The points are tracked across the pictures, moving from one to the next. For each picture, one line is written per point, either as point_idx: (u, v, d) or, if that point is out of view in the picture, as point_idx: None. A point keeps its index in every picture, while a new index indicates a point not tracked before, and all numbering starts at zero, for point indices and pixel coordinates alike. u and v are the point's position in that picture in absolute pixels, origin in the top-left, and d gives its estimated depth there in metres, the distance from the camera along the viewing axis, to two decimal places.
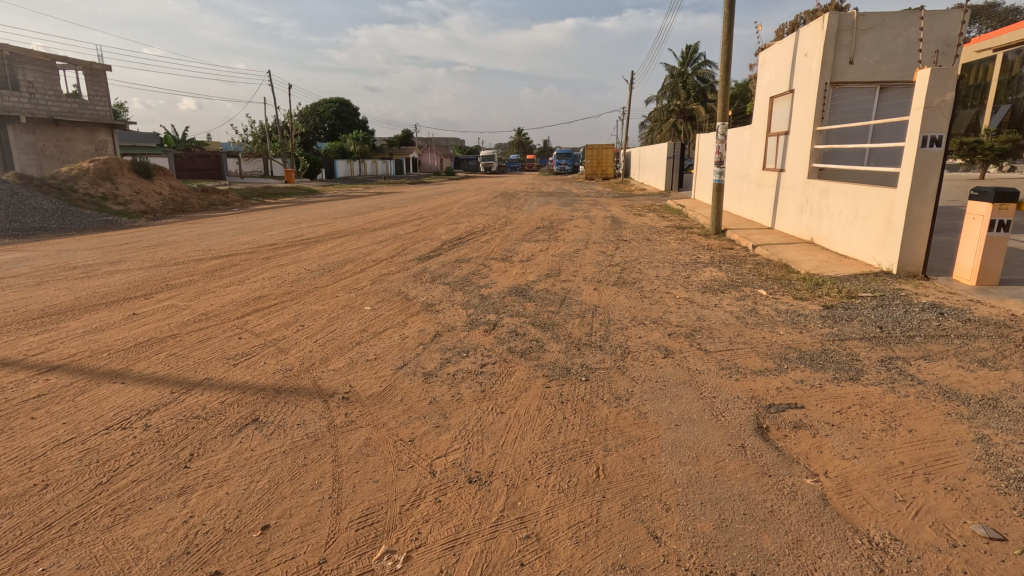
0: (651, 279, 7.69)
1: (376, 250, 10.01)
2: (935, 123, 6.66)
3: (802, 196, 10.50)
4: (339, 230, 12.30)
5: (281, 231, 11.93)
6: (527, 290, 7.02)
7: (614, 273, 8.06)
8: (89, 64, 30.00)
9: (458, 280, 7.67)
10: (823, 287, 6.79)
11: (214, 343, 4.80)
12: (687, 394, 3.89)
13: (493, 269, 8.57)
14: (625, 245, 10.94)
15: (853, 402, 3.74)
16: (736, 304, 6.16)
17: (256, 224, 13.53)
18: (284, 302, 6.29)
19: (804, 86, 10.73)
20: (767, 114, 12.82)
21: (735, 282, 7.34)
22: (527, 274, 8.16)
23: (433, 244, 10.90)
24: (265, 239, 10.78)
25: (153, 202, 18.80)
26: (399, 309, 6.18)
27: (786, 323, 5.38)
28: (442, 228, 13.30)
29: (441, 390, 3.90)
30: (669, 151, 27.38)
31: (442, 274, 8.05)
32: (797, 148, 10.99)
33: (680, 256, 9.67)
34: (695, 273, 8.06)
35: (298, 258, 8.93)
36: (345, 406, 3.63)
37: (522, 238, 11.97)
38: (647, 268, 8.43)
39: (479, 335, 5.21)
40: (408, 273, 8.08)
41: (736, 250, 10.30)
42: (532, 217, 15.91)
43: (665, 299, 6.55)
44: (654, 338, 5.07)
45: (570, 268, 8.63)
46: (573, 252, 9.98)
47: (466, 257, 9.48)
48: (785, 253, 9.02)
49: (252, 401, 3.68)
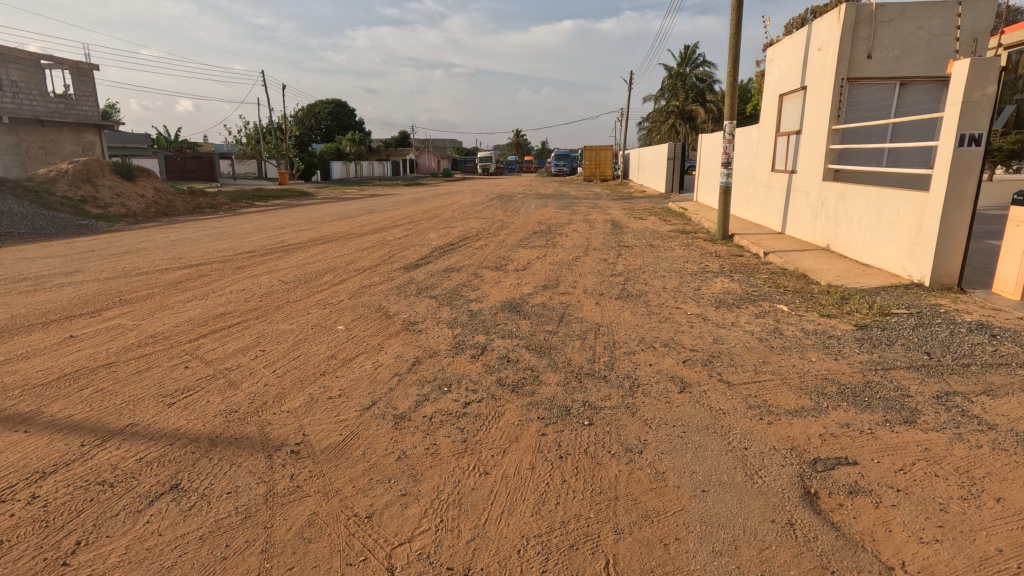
0: (659, 291, 7.01)
1: (360, 258, 9.32)
2: (975, 120, 6.00)
3: (816, 199, 9.86)
4: (324, 235, 11.61)
5: (261, 237, 11.22)
6: (522, 305, 6.33)
7: (618, 284, 7.39)
8: (75, 63, 29.27)
9: (446, 293, 6.98)
10: (850, 301, 6.12)
11: (153, 375, 4.11)
12: (713, 444, 3.21)
13: (486, 279, 7.88)
14: (627, 251, 10.26)
15: (916, 456, 3.06)
16: (756, 323, 5.48)
17: (237, 228, 12.84)
18: (248, 320, 5.59)
19: (818, 83, 10.08)
20: (777, 113, 12.17)
21: (751, 296, 6.66)
22: (522, 285, 7.48)
23: (422, 251, 10.22)
24: (243, 245, 10.09)
25: (135, 204, 18.10)
26: (377, 328, 5.49)
27: (818, 347, 4.70)
28: (433, 233, 12.62)
29: (414, 441, 3.20)
30: (670, 152, 26.71)
31: (429, 286, 7.36)
32: (810, 149, 10.34)
33: (687, 264, 9.00)
34: (706, 284, 7.37)
35: (274, 268, 8.24)
36: (292, 464, 2.94)
37: (518, 243, 11.29)
38: (652, 278, 7.75)
39: (465, 363, 4.52)
40: (392, 285, 7.39)
41: (747, 257, 9.63)
42: (529, 221, 15.25)
43: (675, 316, 5.87)
44: (666, 367, 4.39)
45: (568, 277, 7.94)
46: (573, 260, 9.31)
47: (457, 266, 8.79)
48: (801, 262, 8.36)
49: (178, 457, 2.98)
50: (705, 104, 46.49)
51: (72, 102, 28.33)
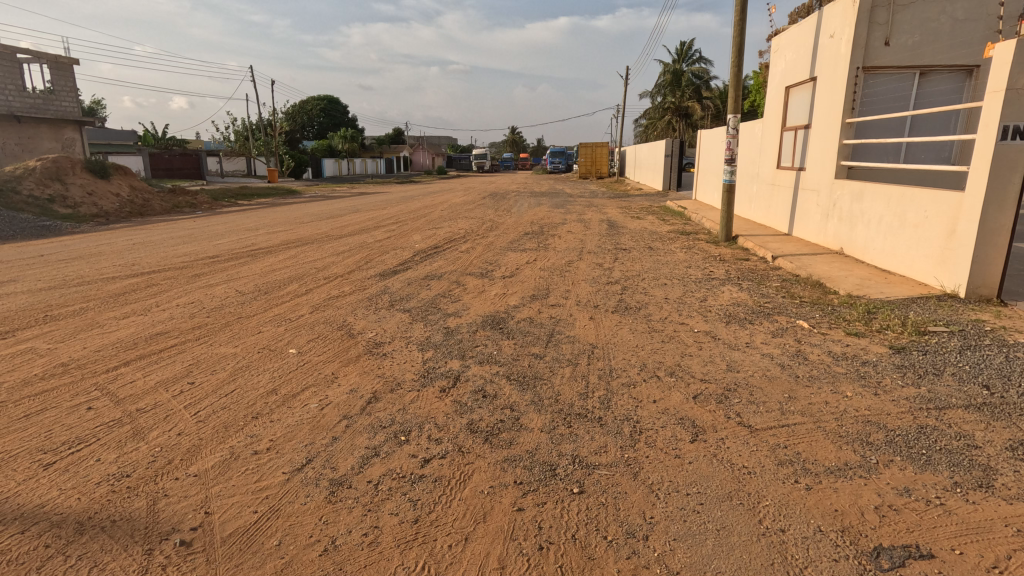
0: (660, 303, 6.26)
1: (333, 263, 8.54)
2: (1020, 110, 5.27)
3: (827, 199, 9.17)
4: (299, 238, 10.80)
5: (231, 240, 10.42)
6: (507, 321, 5.58)
7: (616, 295, 6.65)
8: (53, 57, 28.24)
9: (422, 306, 6.22)
10: (878, 316, 5.39)
11: (40, 421, 3.33)
12: (741, 523, 2.46)
13: (469, 288, 7.13)
14: (625, 255, 9.52)
15: (1011, 545, 2.31)
16: (775, 345, 4.74)
17: (209, 230, 12.05)
18: (186, 343, 4.81)
19: (829, 73, 9.35)
20: (783, 106, 11.45)
21: (764, 309, 5.92)
22: (509, 296, 6.73)
23: (403, 255, 9.45)
24: (208, 250, 9.29)
25: (108, 204, 17.25)
26: (336, 351, 4.72)
27: (852, 377, 3.96)
28: (417, 234, 11.86)
29: (349, 523, 2.44)
30: (666, 149, 26.04)
31: (404, 298, 6.60)
32: (820, 145, 9.64)
33: (689, 270, 8.27)
34: (714, 295, 6.63)
35: (234, 276, 7.45)
36: (174, 567, 2.17)
37: (508, 246, 10.54)
38: (653, 287, 7.01)
39: (433, 399, 3.76)
40: (362, 296, 6.62)
41: (754, 262, 8.92)
42: (520, 221, 14.51)
43: (681, 334, 5.12)
44: (674, 406, 3.64)
45: (560, 286, 7.18)
46: (566, 265, 8.58)
47: (438, 272, 8.03)
48: (816, 268, 7.64)
49: (22, 555, 2.22)
50: (701, 101, 45.89)
51: (50, 97, 27.36)
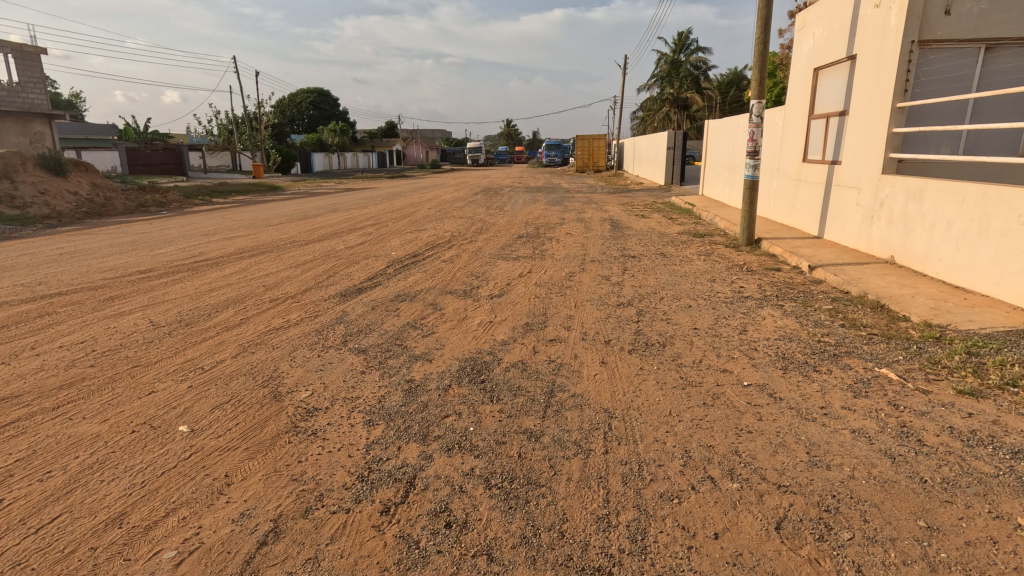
0: (688, 337, 4.92)
1: (287, 278, 7.15)
2: None
3: (871, 198, 7.86)
4: (259, 245, 9.40)
5: (178, 248, 8.99)
6: (492, 369, 4.22)
7: (631, 324, 5.30)
8: (19, 46, 26.55)
9: (384, 342, 4.85)
10: (988, 360, 4.02)
11: None
12: None
13: (448, 314, 5.77)
14: (634, 265, 8.17)
15: None
16: (864, 413, 3.38)
17: (160, 234, 10.63)
18: (35, 416, 3.41)
19: (872, 50, 8.01)
20: (811, 91, 10.11)
21: (826, 346, 4.58)
22: (497, 324, 5.38)
23: (376, 266, 8.08)
24: (143, 261, 7.88)
25: (62, 204, 15.79)
26: (246, 428, 3.32)
27: (1012, 484, 2.59)
28: (397, 238, 10.48)
29: None
30: (668, 141, 24.62)
31: (364, 330, 5.23)
32: (859, 135, 8.32)
33: (714, 285, 6.93)
34: (754, 323, 5.29)
35: (159, 298, 6.06)
36: None
37: (498, 253, 9.18)
38: (675, 312, 5.66)
39: (367, 538, 2.37)
40: (313, 328, 5.25)
41: (787, 273, 7.59)
42: (513, 221, 13.14)
43: (728, 393, 3.76)
44: (751, 550, 2.27)
45: (560, 310, 5.82)
46: (567, 279, 7.23)
47: (413, 290, 6.67)
48: (871, 285, 6.29)
49: None
50: (700, 93, 44.47)
51: (16, 90, 25.66)
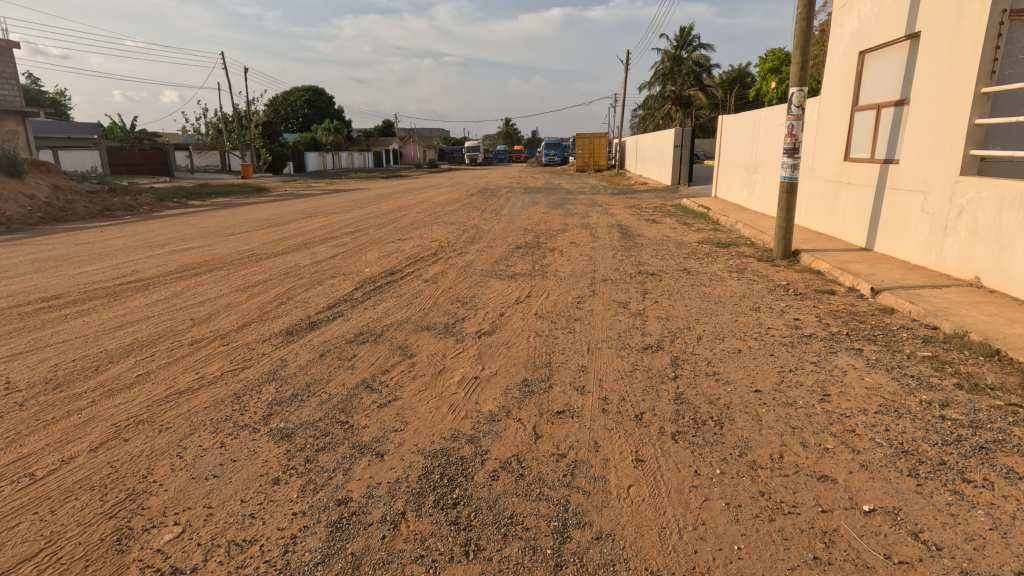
0: (752, 409, 3.50)
1: (226, 308, 5.72)
2: None
3: (946, 204, 6.46)
4: (210, 259, 7.98)
5: (110, 264, 7.55)
6: (471, 476, 2.80)
7: (667, 383, 3.88)
8: None
9: (323, 418, 3.43)
10: None
11: None
12: None
13: (420, 363, 4.35)
14: (656, 286, 6.76)
15: None
16: None
17: (101, 246, 9.19)
18: None
19: (943, 25, 6.62)
20: (855, 78, 8.73)
21: (958, 430, 3.15)
22: (484, 383, 3.96)
23: (343, 288, 6.67)
24: (57, 283, 6.45)
25: (15, 208, 14.36)
26: None
27: None
28: (375, 250, 9.05)
29: None
30: (674, 139, 23.20)
31: (302, 393, 3.80)
32: (925, 128, 6.92)
33: (761, 316, 5.53)
34: (836, 382, 3.87)
35: (42, 341, 4.62)
36: None
37: (491, 268, 7.78)
38: (723, 363, 4.24)
39: None
40: (231, 391, 3.82)
41: (845, 298, 6.19)
42: (510, 227, 11.71)
43: (847, 535, 2.34)
44: None
45: (569, 358, 4.40)
46: (575, 308, 5.80)
47: (380, 325, 5.25)
48: (969, 320, 4.88)
49: None
50: (703, 90, 43.06)
51: None
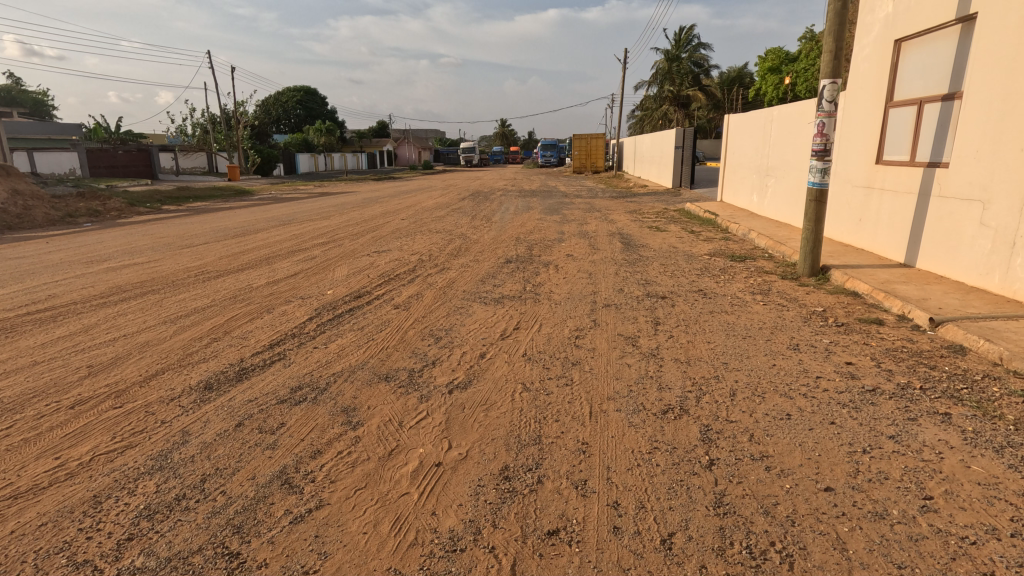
0: (831, 528, 2.41)
1: (140, 348, 4.61)
2: None
3: (1014, 216, 5.41)
4: (149, 279, 6.88)
5: (28, 286, 6.44)
6: None
7: (701, 478, 2.79)
8: None
9: (203, 549, 2.33)
10: None
11: None
12: None
13: (367, 438, 3.25)
14: (668, 313, 5.68)
15: None
16: None
17: (33, 262, 8.08)
18: None
19: (1008, 4, 5.57)
20: (890, 71, 7.66)
21: None
22: (447, 475, 2.86)
23: (296, 317, 5.57)
24: None
25: None
26: None
27: None
28: (344, 266, 7.95)
29: None
30: (675, 140, 22.19)
31: (188, 495, 2.69)
32: (984, 126, 5.87)
33: (803, 357, 4.45)
34: (935, 476, 2.78)
35: None
36: None
37: (474, 289, 6.70)
38: (774, 440, 3.15)
39: None
40: (89, 492, 2.71)
41: (899, 330, 5.12)
42: (501, 237, 10.63)
43: None
44: None
45: (565, 428, 3.30)
46: (573, 346, 4.71)
47: (326, 374, 4.15)
48: None
49: None
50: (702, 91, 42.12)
51: None
